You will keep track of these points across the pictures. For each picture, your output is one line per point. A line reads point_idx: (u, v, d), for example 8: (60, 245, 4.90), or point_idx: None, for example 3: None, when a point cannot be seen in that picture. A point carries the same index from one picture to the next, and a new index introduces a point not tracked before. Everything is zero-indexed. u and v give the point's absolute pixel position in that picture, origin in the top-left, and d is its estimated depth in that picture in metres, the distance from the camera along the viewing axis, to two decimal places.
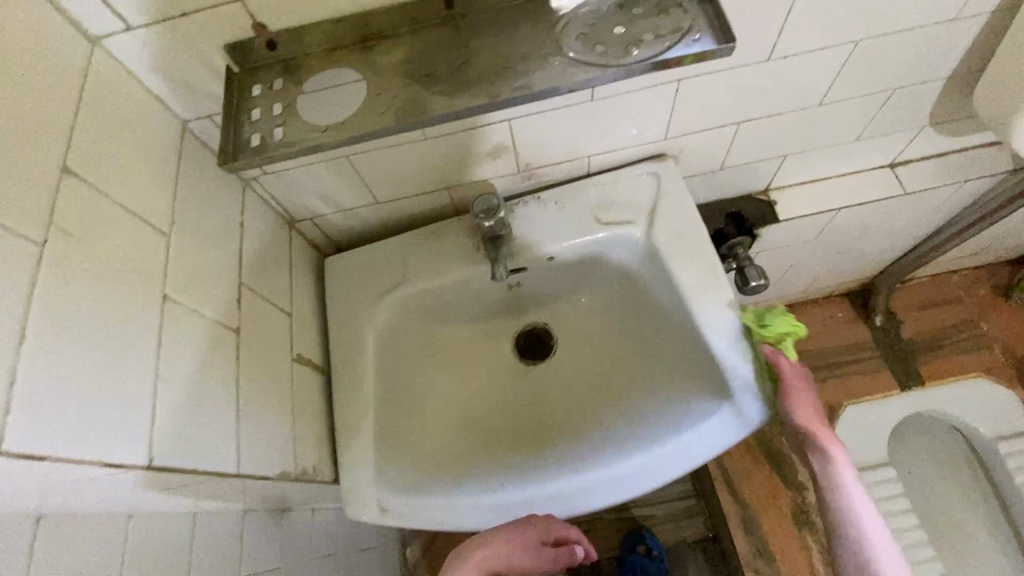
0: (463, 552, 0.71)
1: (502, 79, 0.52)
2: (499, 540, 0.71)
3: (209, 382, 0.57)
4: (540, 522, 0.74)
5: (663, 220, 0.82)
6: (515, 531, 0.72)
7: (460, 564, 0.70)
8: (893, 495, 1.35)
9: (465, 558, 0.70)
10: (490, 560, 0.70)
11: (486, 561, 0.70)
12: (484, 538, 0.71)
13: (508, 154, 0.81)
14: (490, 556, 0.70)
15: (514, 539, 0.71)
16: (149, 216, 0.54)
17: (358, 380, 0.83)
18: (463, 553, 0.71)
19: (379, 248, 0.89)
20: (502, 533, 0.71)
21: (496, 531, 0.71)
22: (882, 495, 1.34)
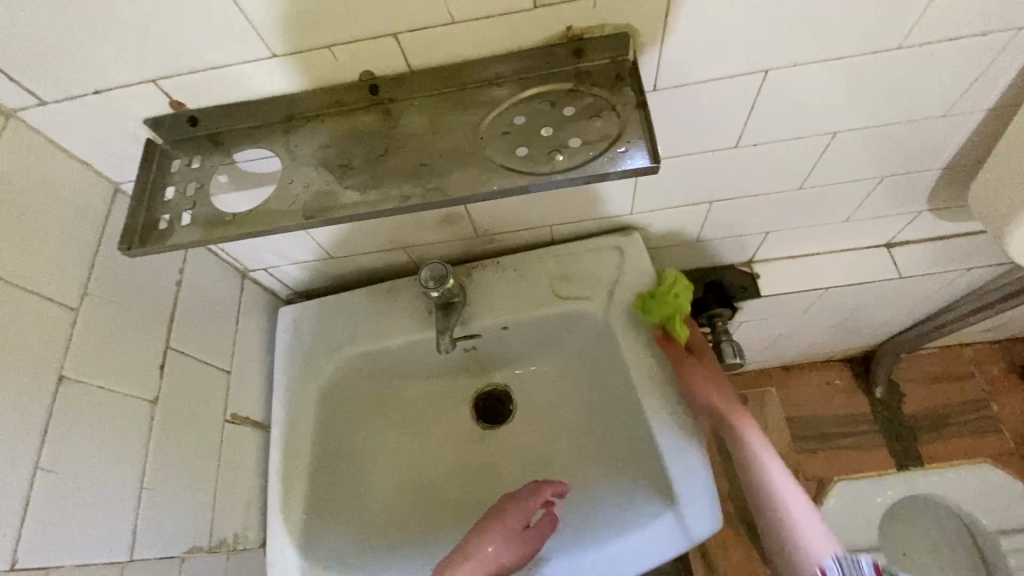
0: (452, 562, 0.65)
1: (419, 179, 0.49)
2: (493, 546, 0.66)
3: (108, 462, 0.55)
4: (524, 507, 0.69)
5: (624, 299, 0.77)
6: (495, 523, 0.68)
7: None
8: None
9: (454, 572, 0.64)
10: (485, 564, 0.65)
11: (481, 567, 0.65)
12: (477, 544, 0.66)
13: (463, 222, 0.77)
14: (482, 560, 0.65)
15: (497, 535, 0.67)
16: (53, 293, 0.53)
17: (295, 442, 0.80)
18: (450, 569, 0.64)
19: (333, 302, 0.87)
20: (488, 533, 0.67)
21: (481, 534, 0.67)
22: None
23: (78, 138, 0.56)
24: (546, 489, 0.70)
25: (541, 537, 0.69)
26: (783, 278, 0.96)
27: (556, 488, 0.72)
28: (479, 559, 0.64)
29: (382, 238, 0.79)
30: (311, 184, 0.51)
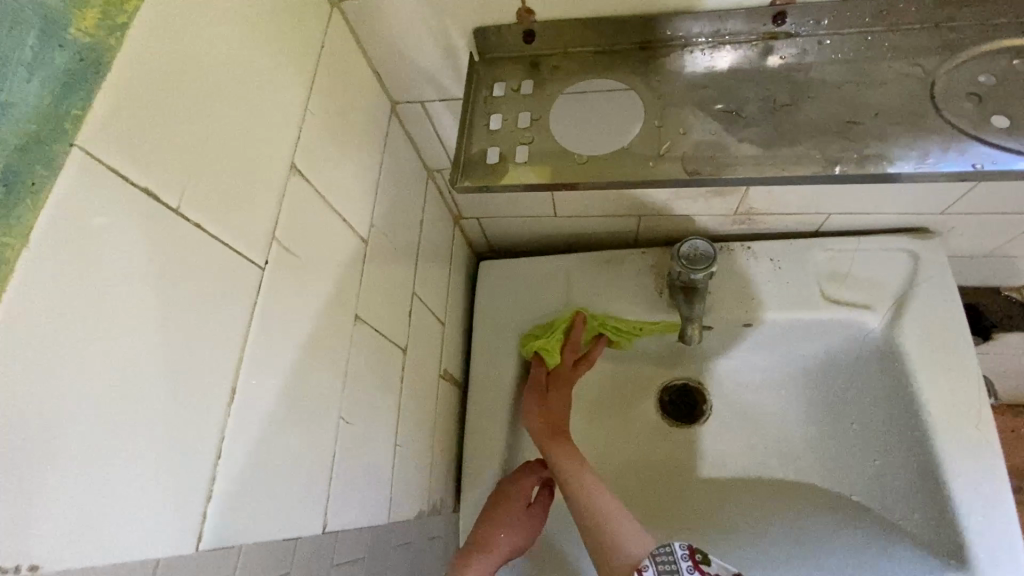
0: (467, 556, 0.62)
1: (850, 143, 0.37)
2: (504, 531, 0.64)
3: (378, 416, 0.50)
4: (525, 489, 0.67)
5: (914, 316, 0.65)
6: (498, 509, 0.65)
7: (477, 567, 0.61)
8: None
9: (481, 560, 0.62)
10: (501, 551, 0.63)
11: (497, 556, 0.63)
12: (489, 534, 0.64)
13: (733, 196, 0.66)
14: (498, 549, 0.63)
15: (504, 521, 0.65)
16: (353, 221, 0.46)
17: (497, 409, 0.74)
18: (475, 558, 0.62)
19: (542, 264, 0.79)
20: (498, 520, 0.64)
21: (490, 523, 0.64)
22: None
23: (388, 43, 0.48)
24: (539, 466, 0.67)
25: (543, 511, 0.67)
26: None
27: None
28: (491, 549, 0.62)
29: (629, 201, 0.69)
30: (688, 131, 0.40)
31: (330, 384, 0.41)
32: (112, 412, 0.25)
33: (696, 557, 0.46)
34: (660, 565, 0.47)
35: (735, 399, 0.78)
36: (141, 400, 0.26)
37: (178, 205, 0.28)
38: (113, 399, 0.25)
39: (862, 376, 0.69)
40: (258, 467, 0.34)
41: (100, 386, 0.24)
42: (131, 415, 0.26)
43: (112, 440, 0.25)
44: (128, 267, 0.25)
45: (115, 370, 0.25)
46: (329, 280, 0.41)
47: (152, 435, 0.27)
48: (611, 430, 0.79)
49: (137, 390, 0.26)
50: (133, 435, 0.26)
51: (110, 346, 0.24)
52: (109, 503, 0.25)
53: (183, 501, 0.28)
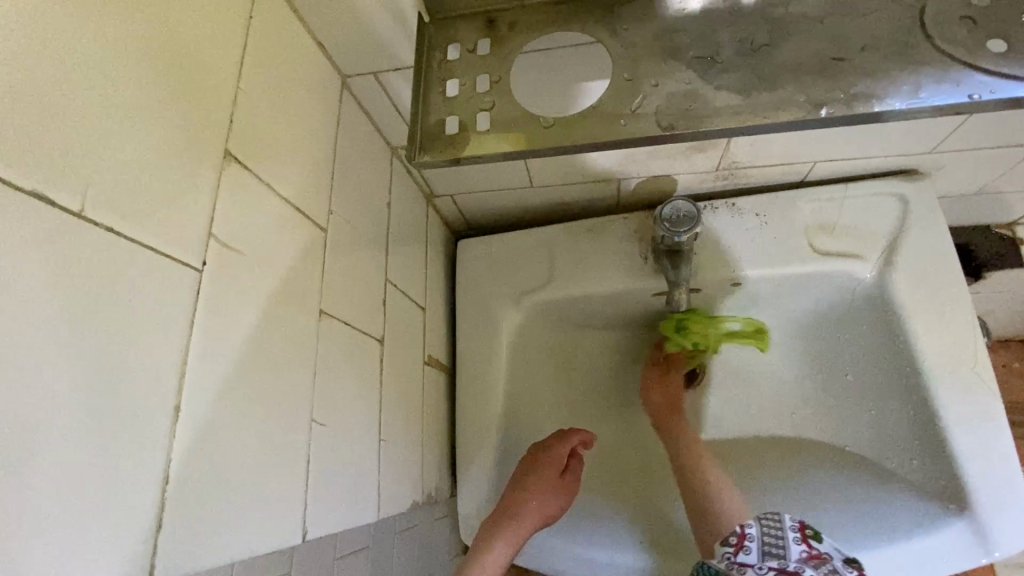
0: (499, 522, 0.61)
1: (835, 82, 0.35)
2: (537, 497, 0.63)
3: (358, 413, 0.47)
4: (556, 456, 0.65)
5: (906, 263, 0.63)
6: (530, 477, 0.64)
7: (503, 535, 0.60)
8: None
9: (506, 528, 0.61)
10: (534, 517, 0.62)
11: (529, 524, 0.62)
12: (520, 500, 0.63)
13: (713, 151, 0.63)
14: (529, 517, 0.62)
15: (535, 488, 0.63)
16: (308, 207, 0.42)
17: (487, 391, 0.72)
18: (502, 529, 0.61)
19: (523, 238, 0.76)
20: (529, 487, 0.63)
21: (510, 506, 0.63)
22: None
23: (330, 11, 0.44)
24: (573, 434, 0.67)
25: (576, 481, 0.67)
26: None
27: (582, 433, 0.68)
28: (523, 513, 0.61)
29: (607, 165, 0.66)
30: (661, 82, 0.37)
31: (297, 386, 0.39)
32: (18, 450, 0.22)
33: (805, 534, 0.48)
34: (764, 533, 0.49)
35: (728, 360, 0.76)
36: (57, 431, 0.23)
37: (81, 209, 0.24)
38: (18, 435, 0.22)
39: (855, 326, 0.68)
40: (218, 487, 0.31)
41: (0, 422, 0.21)
42: (44, 450, 0.22)
43: (21, 481, 0.22)
44: (23, 285, 0.22)
45: (20, 402, 0.22)
46: (284, 274, 0.38)
47: (77, 468, 0.24)
48: (606, 403, 0.78)
49: (51, 421, 0.23)
50: (53, 471, 0.23)
51: (10, 376, 0.21)
52: (30, 552, 0.22)
53: (133, 536, 0.26)
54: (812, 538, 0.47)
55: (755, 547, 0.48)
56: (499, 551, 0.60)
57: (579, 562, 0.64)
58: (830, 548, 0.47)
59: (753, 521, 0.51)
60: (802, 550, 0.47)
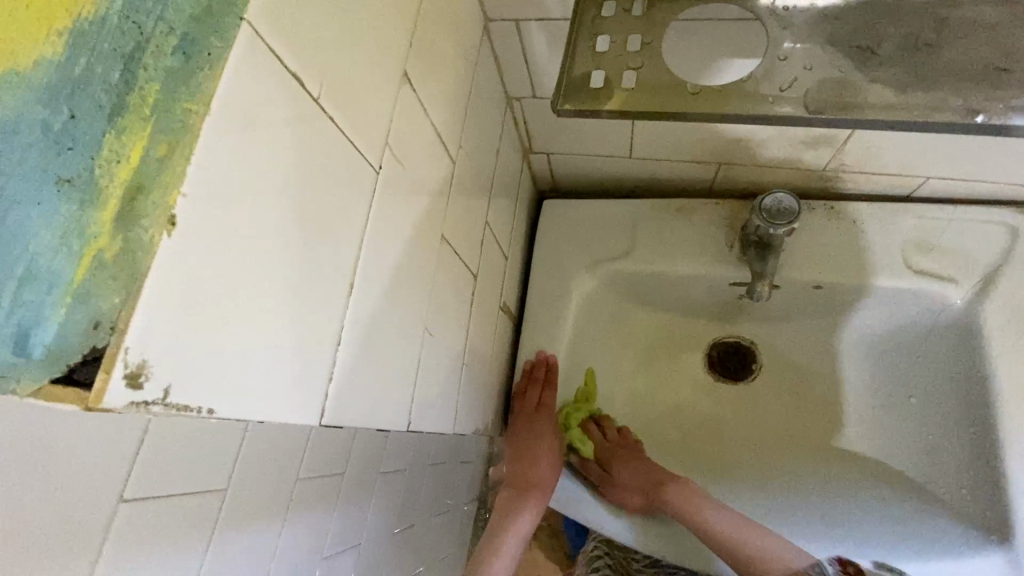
0: (520, 496, 0.71)
1: (996, 89, 0.35)
2: (544, 464, 0.70)
3: (452, 336, 0.52)
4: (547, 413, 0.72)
5: (1003, 294, 0.61)
6: (537, 448, 0.71)
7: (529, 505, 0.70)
8: None
9: (528, 499, 0.71)
10: (547, 481, 0.71)
11: (545, 486, 0.71)
12: (533, 474, 0.71)
13: (825, 150, 0.63)
14: (544, 481, 0.71)
15: (540, 457, 0.71)
16: (445, 138, 0.46)
17: (550, 346, 0.75)
18: (527, 499, 0.71)
19: (609, 208, 0.78)
20: (539, 461, 0.71)
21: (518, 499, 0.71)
22: None
23: None
24: (552, 379, 0.73)
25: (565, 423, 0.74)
26: None
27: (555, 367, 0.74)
28: (538, 487, 0.70)
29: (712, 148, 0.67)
30: (814, 66, 0.38)
31: (419, 296, 0.43)
32: (261, 297, 0.25)
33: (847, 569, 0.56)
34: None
35: (788, 361, 0.77)
36: (284, 287, 0.26)
37: (318, 95, 0.27)
38: (267, 282, 0.25)
39: (930, 349, 0.67)
40: (365, 365, 0.35)
41: (255, 270, 0.24)
42: (274, 303, 0.26)
43: (263, 324, 0.25)
44: (282, 153, 0.25)
45: (277, 251, 0.25)
46: (425, 196, 0.42)
47: (292, 321, 0.27)
48: (659, 380, 0.80)
49: (282, 278, 0.26)
50: (278, 319, 0.26)
51: (265, 232, 0.24)
52: (259, 382, 0.25)
53: (315, 390, 0.30)
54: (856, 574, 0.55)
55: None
56: (527, 518, 0.71)
57: (601, 513, 0.68)
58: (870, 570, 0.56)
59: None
60: None
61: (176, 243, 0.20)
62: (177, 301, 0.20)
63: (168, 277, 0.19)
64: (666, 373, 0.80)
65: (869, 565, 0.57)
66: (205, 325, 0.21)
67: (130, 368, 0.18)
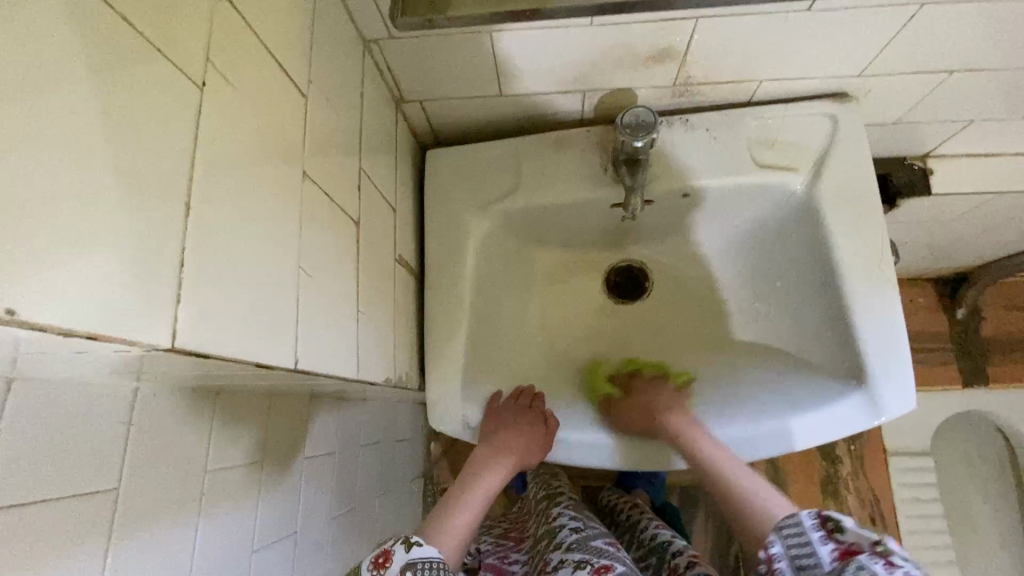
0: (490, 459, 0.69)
1: None
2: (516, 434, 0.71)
3: (337, 280, 0.51)
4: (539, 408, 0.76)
5: (830, 175, 0.71)
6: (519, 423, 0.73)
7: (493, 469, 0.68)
8: (928, 499, 1.32)
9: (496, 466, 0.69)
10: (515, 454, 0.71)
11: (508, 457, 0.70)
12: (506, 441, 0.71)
13: (670, 64, 0.67)
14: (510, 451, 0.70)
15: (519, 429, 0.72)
16: (291, 71, 0.44)
17: (453, 291, 0.76)
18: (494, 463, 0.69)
19: (491, 149, 0.79)
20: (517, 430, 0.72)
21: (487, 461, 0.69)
22: (914, 497, 1.31)
23: None
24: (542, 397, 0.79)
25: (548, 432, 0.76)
26: (961, 176, 0.87)
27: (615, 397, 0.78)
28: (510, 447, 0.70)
29: (570, 75, 0.69)
30: None
31: (286, 231, 0.42)
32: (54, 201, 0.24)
33: (829, 525, 0.48)
34: (790, 546, 0.49)
35: (673, 271, 0.84)
36: (101, 197, 0.27)
37: None
38: (62, 186, 0.25)
39: (786, 235, 0.76)
40: (225, 291, 0.34)
41: (41, 173, 0.24)
42: (81, 209, 0.26)
43: (78, 226, 0.25)
44: (59, 59, 0.25)
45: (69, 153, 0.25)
46: (273, 126, 0.41)
47: (118, 231, 0.27)
48: (565, 310, 0.84)
49: (96, 183, 0.26)
50: (88, 232, 0.26)
51: (51, 134, 0.25)
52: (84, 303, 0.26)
53: (165, 306, 0.29)
54: (834, 531, 0.47)
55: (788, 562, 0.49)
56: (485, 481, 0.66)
57: (578, 448, 0.74)
58: (851, 532, 0.46)
59: (773, 533, 0.51)
60: (827, 546, 0.47)
61: None
62: None
63: None
64: (571, 302, 0.84)
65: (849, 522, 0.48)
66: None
67: None
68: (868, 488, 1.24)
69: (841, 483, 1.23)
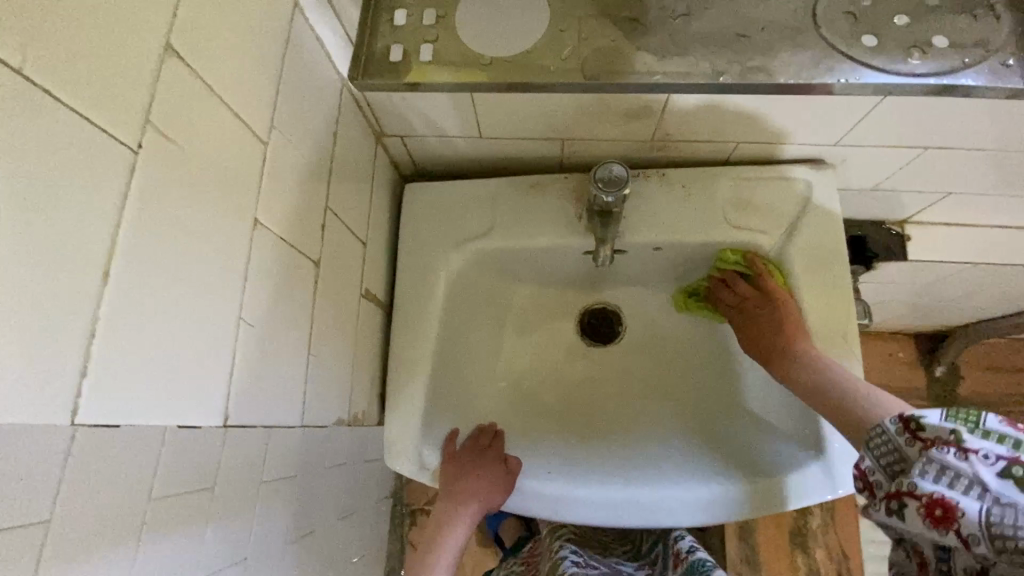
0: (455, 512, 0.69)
1: None
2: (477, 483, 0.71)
3: (286, 323, 0.51)
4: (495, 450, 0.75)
5: (802, 241, 0.71)
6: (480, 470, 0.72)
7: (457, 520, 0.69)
8: None
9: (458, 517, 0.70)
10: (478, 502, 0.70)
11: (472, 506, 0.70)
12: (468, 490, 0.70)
13: (649, 121, 0.68)
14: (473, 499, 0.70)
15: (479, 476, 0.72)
16: (251, 119, 0.44)
17: (419, 328, 0.75)
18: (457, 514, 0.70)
19: (468, 188, 0.79)
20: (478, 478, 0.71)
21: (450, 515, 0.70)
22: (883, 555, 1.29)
23: None
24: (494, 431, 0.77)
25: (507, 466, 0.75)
26: (939, 243, 0.87)
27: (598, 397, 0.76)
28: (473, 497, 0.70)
29: (549, 124, 0.70)
30: None
31: (228, 282, 0.42)
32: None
33: (915, 427, 0.41)
34: (880, 457, 0.44)
35: (644, 320, 0.84)
36: (6, 274, 0.26)
37: (21, 67, 0.26)
38: None
39: None
40: (143, 355, 0.34)
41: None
42: None
43: None
44: None
45: None
46: (221, 178, 0.40)
47: (22, 306, 0.27)
48: (533, 351, 0.84)
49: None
50: None
51: None
52: None
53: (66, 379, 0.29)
54: (918, 430, 0.41)
55: (882, 476, 0.43)
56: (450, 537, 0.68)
57: (534, 498, 0.72)
58: (933, 429, 0.40)
59: (861, 453, 0.45)
60: (938, 456, 0.39)
61: None
62: None
63: None
64: (540, 344, 0.84)
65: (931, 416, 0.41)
66: None
67: None
68: (836, 544, 1.22)
69: (810, 537, 1.22)
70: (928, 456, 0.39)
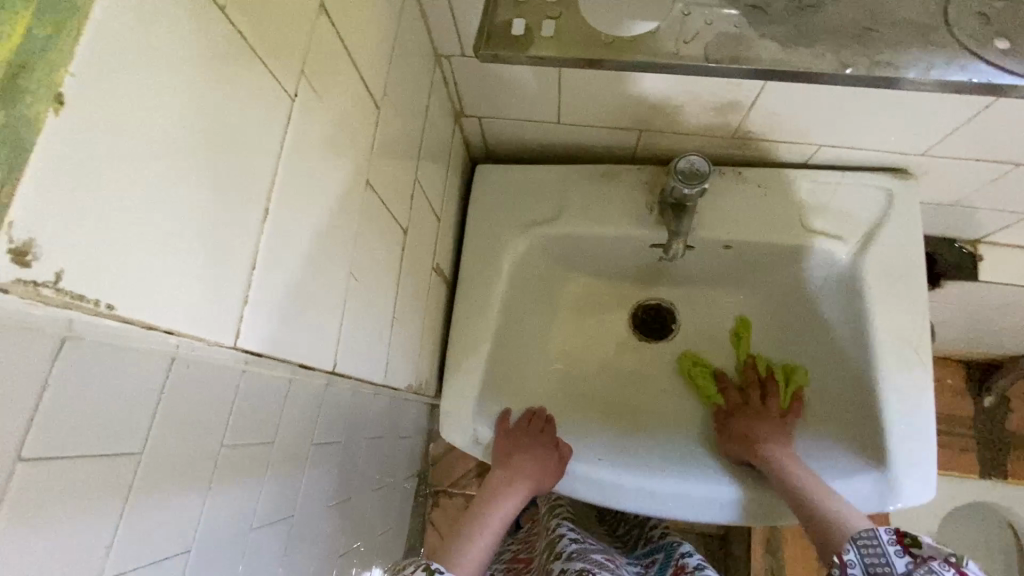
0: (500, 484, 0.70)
1: (867, 49, 0.43)
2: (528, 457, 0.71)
3: (377, 283, 0.52)
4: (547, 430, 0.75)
5: (879, 249, 0.70)
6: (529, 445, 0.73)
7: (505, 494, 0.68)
8: None
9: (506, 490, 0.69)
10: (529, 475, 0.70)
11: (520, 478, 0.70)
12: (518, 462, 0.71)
13: (733, 117, 0.68)
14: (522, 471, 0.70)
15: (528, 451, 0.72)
16: (370, 83, 0.46)
17: (482, 306, 0.77)
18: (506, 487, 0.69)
19: (539, 172, 0.80)
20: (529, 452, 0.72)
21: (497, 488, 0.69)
22: None
23: None
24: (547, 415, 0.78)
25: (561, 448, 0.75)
26: (1012, 266, 0.85)
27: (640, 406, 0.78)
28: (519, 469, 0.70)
29: (631, 114, 0.70)
30: (713, 22, 0.46)
31: (339, 236, 0.43)
32: (156, 202, 0.26)
33: (905, 540, 0.46)
34: (864, 555, 0.47)
35: (702, 318, 0.83)
36: (190, 198, 0.28)
37: (222, 6, 0.29)
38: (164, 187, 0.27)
39: (823, 300, 0.75)
40: (277, 294, 0.37)
41: (148, 176, 0.26)
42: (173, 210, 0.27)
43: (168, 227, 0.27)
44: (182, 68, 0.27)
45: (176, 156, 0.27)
46: (344, 136, 0.42)
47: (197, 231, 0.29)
48: (588, 339, 0.84)
49: (189, 183, 0.28)
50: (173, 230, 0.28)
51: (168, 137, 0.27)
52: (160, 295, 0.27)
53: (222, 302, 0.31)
54: (912, 546, 0.45)
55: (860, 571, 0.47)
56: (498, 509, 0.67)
57: (582, 482, 0.73)
58: (930, 548, 0.44)
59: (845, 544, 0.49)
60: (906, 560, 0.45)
61: (63, 125, 0.21)
62: (83, 182, 0.22)
63: (67, 154, 0.22)
64: (596, 333, 0.85)
65: (928, 538, 0.45)
66: (106, 217, 0.24)
67: (15, 243, 0.20)
68: None
69: None
70: (928, 569, 0.43)
